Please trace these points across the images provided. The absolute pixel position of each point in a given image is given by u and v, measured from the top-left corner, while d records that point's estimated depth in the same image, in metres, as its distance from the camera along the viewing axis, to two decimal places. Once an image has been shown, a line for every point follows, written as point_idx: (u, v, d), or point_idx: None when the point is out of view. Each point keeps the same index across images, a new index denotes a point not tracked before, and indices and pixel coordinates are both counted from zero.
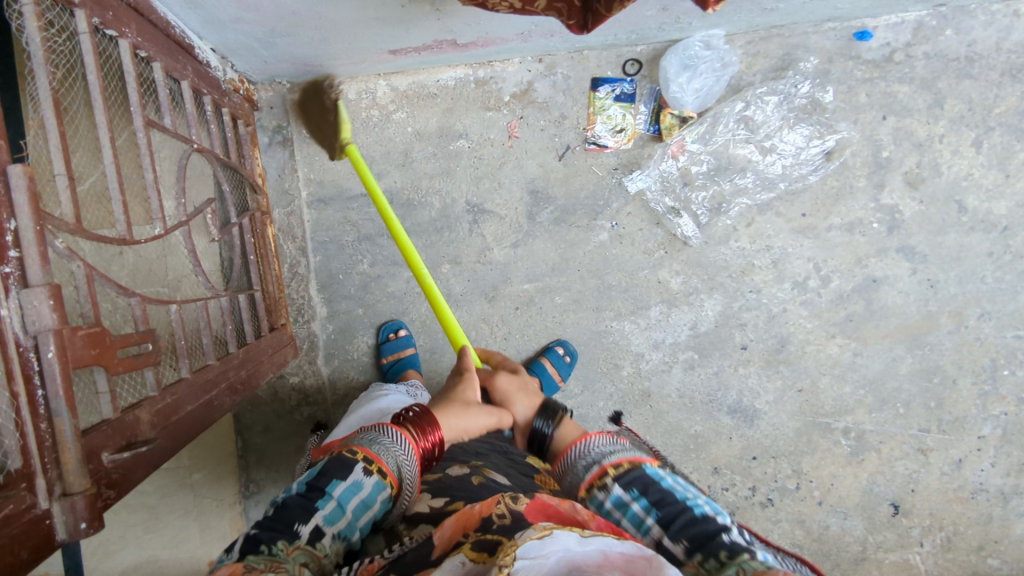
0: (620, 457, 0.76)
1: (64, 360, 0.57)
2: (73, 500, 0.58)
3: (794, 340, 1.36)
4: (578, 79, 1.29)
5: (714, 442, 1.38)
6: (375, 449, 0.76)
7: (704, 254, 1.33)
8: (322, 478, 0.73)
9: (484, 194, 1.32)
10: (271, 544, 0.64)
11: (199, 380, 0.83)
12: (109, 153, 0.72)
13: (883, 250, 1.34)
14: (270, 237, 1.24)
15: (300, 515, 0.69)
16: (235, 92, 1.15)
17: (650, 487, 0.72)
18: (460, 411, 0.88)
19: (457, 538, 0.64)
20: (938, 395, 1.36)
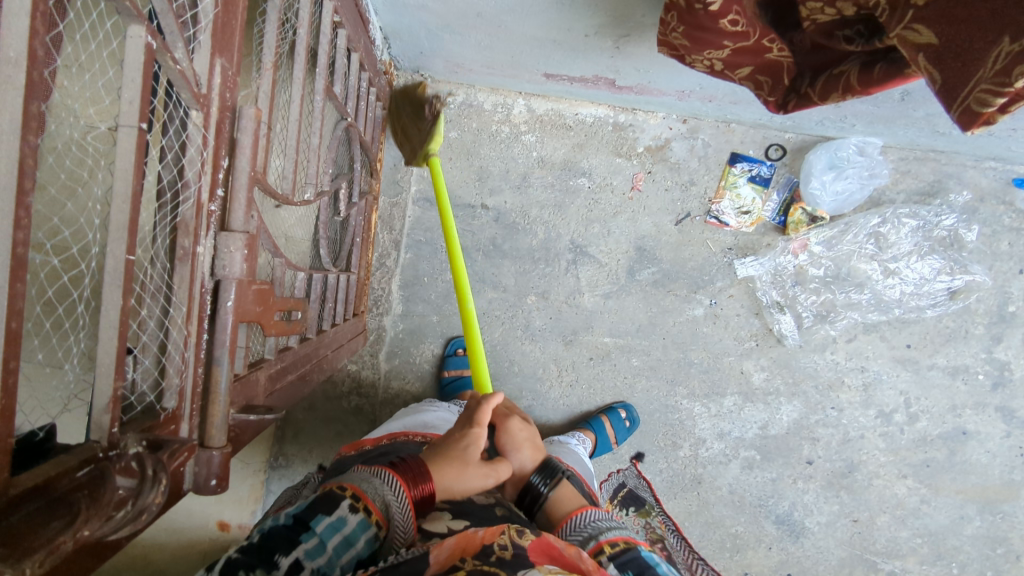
0: (617, 535, 0.66)
1: (236, 312, 0.51)
2: (207, 454, 0.50)
3: (863, 469, 1.29)
4: (717, 150, 1.27)
5: (752, 547, 1.31)
6: (357, 482, 0.61)
7: (795, 356, 1.28)
8: (308, 508, 0.57)
9: (591, 237, 1.29)
10: (244, 571, 0.49)
11: (303, 353, 0.77)
12: (297, 111, 0.68)
13: (981, 404, 1.27)
14: (371, 227, 1.21)
15: (281, 545, 0.53)
16: (384, 75, 1.15)
17: (647, 571, 0.59)
18: (455, 468, 0.69)
19: (453, 561, 0.52)
20: (997, 565, 1.29)
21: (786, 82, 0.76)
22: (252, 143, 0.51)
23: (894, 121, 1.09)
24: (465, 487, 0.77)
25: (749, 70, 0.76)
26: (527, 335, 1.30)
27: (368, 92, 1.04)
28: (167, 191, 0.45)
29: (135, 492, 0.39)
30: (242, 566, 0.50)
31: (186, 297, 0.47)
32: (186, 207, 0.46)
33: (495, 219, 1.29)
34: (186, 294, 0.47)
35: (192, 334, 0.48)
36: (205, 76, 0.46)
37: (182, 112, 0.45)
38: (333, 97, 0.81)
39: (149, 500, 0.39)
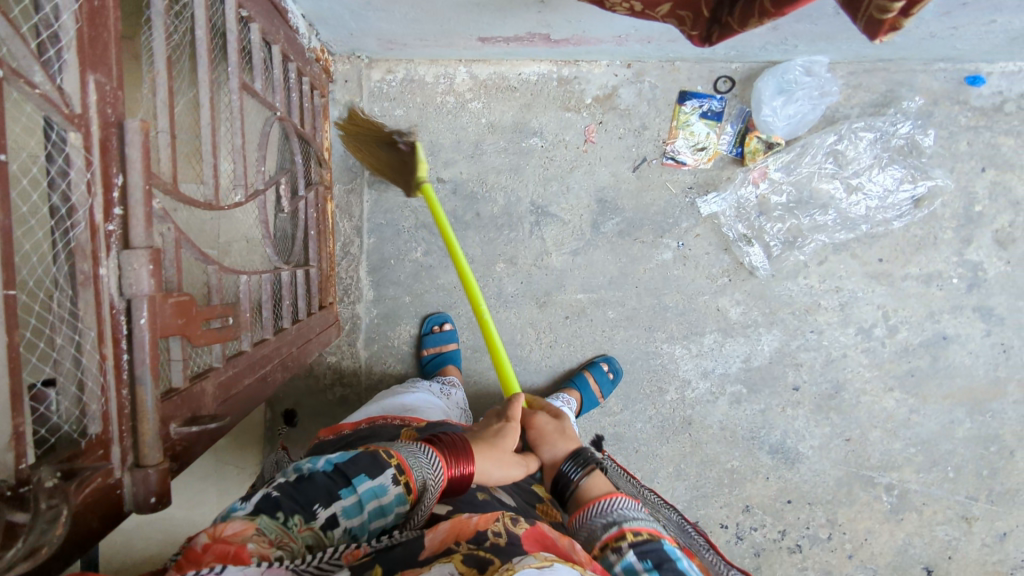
0: (642, 526, 0.70)
1: (153, 328, 0.53)
2: (146, 473, 0.53)
3: (849, 388, 1.30)
4: (666, 90, 1.25)
5: (750, 480, 1.33)
6: (407, 457, 0.66)
7: (769, 287, 1.28)
8: (353, 466, 0.62)
9: (551, 196, 1.28)
10: (288, 514, 0.56)
11: (259, 355, 0.78)
12: (209, 114, 0.67)
13: (959, 307, 1.28)
14: (328, 217, 1.21)
15: (322, 496, 0.59)
16: (317, 62, 1.13)
17: (665, 561, 0.64)
18: (495, 456, 0.76)
19: (447, 544, 0.57)
20: (992, 463, 1.30)
21: (706, 14, 0.75)
22: (142, 156, 0.51)
23: (835, 37, 1.07)
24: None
25: (667, 6, 0.74)
26: (501, 303, 1.30)
27: (299, 83, 1.03)
28: (62, 217, 0.46)
29: (31, 528, 0.43)
30: (288, 507, 0.57)
31: (94, 320, 0.48)
32: (78, 231, 0.47)
33: (453, 191, 1.28)
34: (93, 317, 0.48)
35: (107, 357, 0.50)
36: (78, 95, 0.46)
37: (56, 135, 0.45)
38: (254, 93, 0.79)
39: (48, 536, 0.43)
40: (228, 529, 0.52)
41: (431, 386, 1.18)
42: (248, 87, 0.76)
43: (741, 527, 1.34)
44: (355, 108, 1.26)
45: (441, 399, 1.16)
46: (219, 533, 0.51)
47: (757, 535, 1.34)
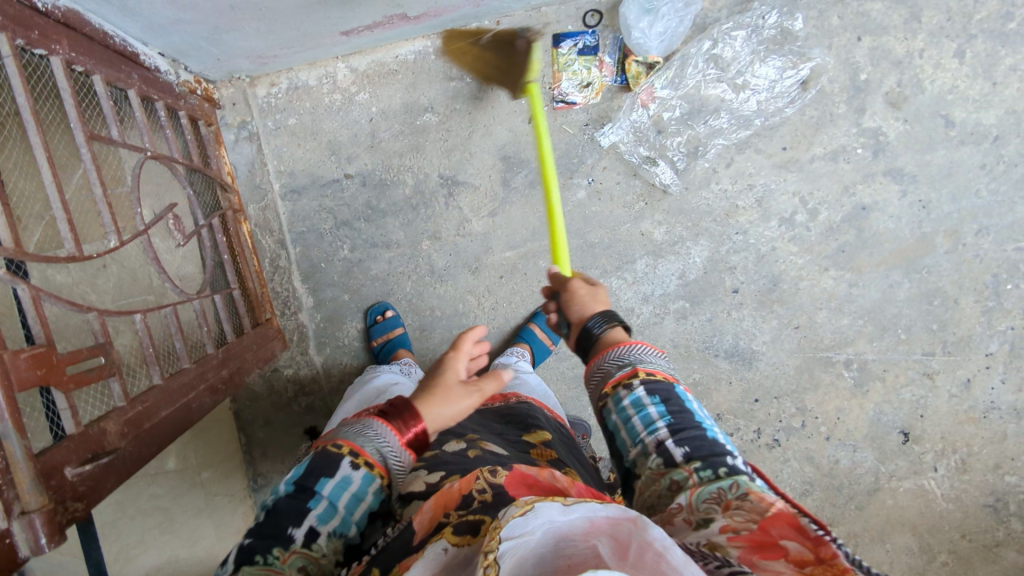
0: (655, 369, 0.77)
1: (6, 383, 0.59)
2: (32, 517, 0.60)
3: (786, 278, 1.33)
4: (539, 38, 1.27)
5: (715, 389, 1.38)
6: (360, 443, 0.68)
7: (685, 201, 1.31)
8: (310, 476, 0.66)
9: (457, 166, 1.30)
10: (266, 553, 0.61)
11: (172, 386, 0.89)
12: (52, 179, 0.70)
13: (870, 175, 1.31)
14: (245, 236, 1.25)
15: (291, 519, 0.63)
16: (192, 94, 1.15)
17: (672, 400, 0.73)
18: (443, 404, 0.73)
19: (438, 519, 0.60)
20: (940, 316, 1.33)
21: None
22: None
23: None
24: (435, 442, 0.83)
25: None
26: (436, 278, 1.34)
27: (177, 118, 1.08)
28: None
29: None
30: (262, 547, 0.61)
31: None
32: None
33: (362, 184, 1.31)
34: None
35: None
36: None
37: None
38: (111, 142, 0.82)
39: None
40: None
41: (392, 367, 1.22)
42: (99, 137, 0.80)
43: None
44: (249, 128, 1.30)
45: (406, 376, 1.19)
46: None
47: (735, 439, 1.39)
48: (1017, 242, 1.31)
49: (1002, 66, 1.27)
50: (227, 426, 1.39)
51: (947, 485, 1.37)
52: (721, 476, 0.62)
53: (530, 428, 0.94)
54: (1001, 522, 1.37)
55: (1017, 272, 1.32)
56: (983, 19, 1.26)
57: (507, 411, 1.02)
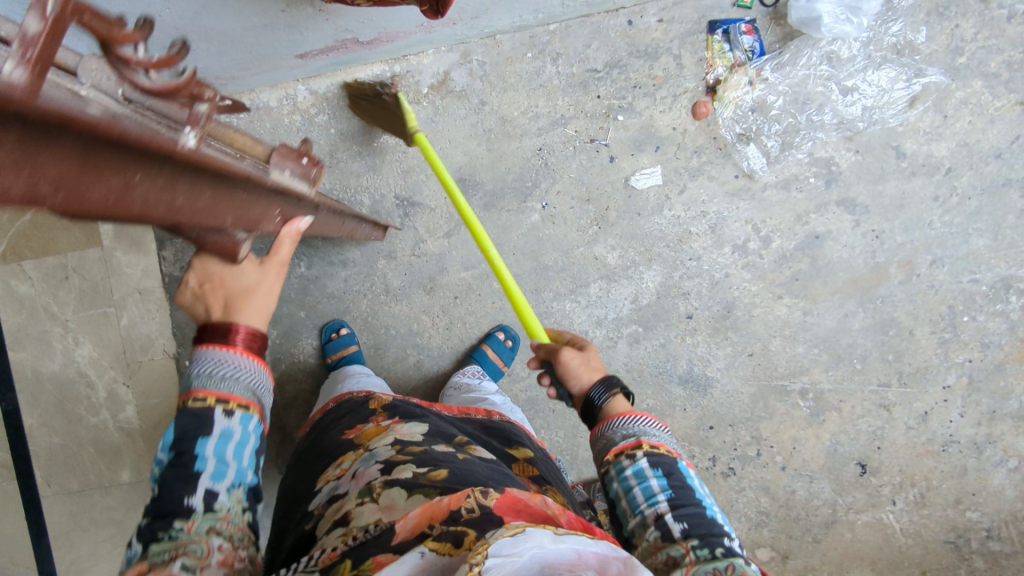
0: (658, 441, 0.73)
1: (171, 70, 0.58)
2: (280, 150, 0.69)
3: (740, 305, 1.33)
4: (494, 64, 1.30)
5: (669, 415, 1.36)
6: (231, 386, 0.68)
7: (639, 226, 1.33)
8: (186, 439, 0.66)
9: (413, 187, 1.33)
10: (167, 528, 0.61)
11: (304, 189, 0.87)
12: None
13: (824, 205, 1.31)
14: None
15: (182, 487, 0.64)
16: None
17: (675, 474, 0.69)
18: (258, 293, 0.72)
19: (422, 529, 0.58)
20: (895, 347, 1.32)
21: None
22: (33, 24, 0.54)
23: None
24: (424, 438, 0.83)
25: None
26: (391, 298, 1.35)
27: None
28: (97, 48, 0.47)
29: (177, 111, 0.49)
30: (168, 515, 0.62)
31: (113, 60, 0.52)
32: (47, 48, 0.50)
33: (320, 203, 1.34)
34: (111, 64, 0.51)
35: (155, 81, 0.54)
36: None
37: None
38: None
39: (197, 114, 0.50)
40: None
41: (366, 372, 1.21)
42: None
43: None
44: None
45: (377, 376, 1.21)
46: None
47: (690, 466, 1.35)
48: (972, 274, 1.31)
49: (954, 99, 1.28)
50: None
51: (906, 519, 1.33)
52: (717, 555, 0.60)
53: (513, 443, 0.97)
54: (961, 558, 1.34)
55: (973, 304, 1.31)
56: (933, 53, 1.27)
57: (489, 426, 1.02)
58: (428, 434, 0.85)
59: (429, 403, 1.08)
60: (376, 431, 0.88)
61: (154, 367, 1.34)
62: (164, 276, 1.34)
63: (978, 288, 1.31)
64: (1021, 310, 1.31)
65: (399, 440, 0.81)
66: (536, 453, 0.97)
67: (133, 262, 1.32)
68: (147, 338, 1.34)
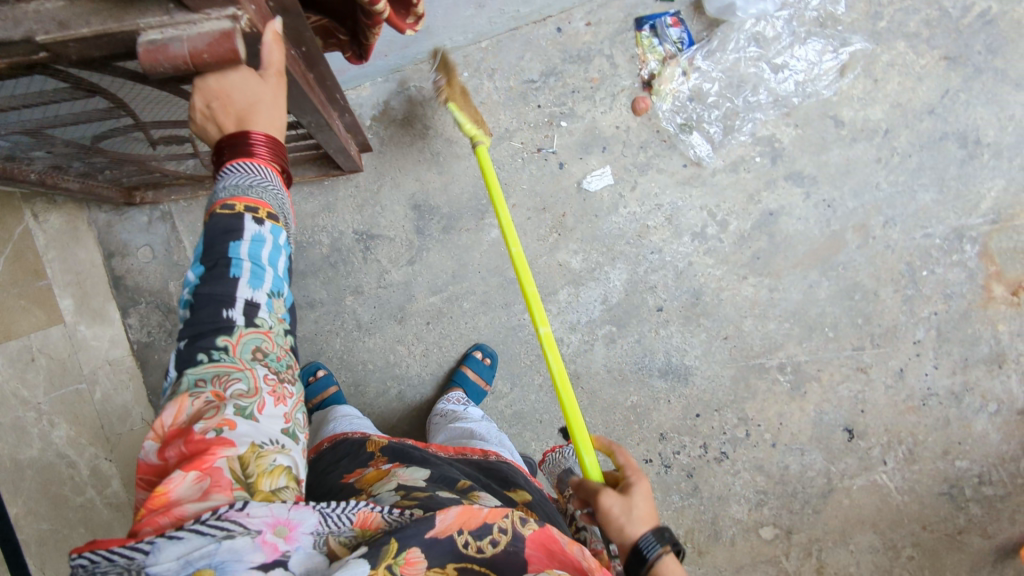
0: None
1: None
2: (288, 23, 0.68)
3: (707, 290, 1.34)
4: (432, 89, 1.34)
5: (655, 409, 1.34)
6: (259, 194, 0.60)
7: (597, 227, 1.34)
8: (212, 252, 0.58)
9: (369, 220, 1.34)
10: (210, 350, 0.56)
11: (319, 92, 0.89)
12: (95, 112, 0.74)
13: (772, 182, 1.34)
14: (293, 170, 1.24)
15: (217, 307, 0.57)
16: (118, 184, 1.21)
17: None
18: (271, 97, 0.62)
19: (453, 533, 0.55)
20: (862, 310, 1.35)
21: (343, 37, 0.76)
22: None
23: None
24: (428, 484, 0.77)
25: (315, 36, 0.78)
26: (363, 332, 1.34)
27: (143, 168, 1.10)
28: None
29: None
30: (206, 339, 0.57)
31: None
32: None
33: None
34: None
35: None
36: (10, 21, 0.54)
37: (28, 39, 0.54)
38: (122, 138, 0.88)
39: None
40: (166, 420, 0.54)
41: (349, 415, 1.16)
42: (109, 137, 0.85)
43: (665, 456, 1.34)
44: (161, 208, 1.33)
45: (362, 420, 1.16)
46: (166, 430, 0.54)
47: (682, 457, 1.34)
48: (924, 229, 1.34)
49: (879, 64, 1.33)
50: None
51: (899, 477, 1.35)
52: None
53: (512, 487, 0.90)
54: (958, 508, 1.35)
55: (929, 258, 1.34)
56: (850, 24, 1.33)
57: (486, 468, 0.96)
58: (432, 481, 0.79)
59: (424, 444, 1.03)
60: (375, 477, 0.83)
61: (135, 435, 1.31)
62: (132, 344, 1.32)
63: (931, 243, 1.34)
64: (976, 258, 1.34)
65: (402, 486, 0.76)
66: (536, 496, 0.92)
67: (100, 332, 1.32)
68: (123, 408, 1.31)
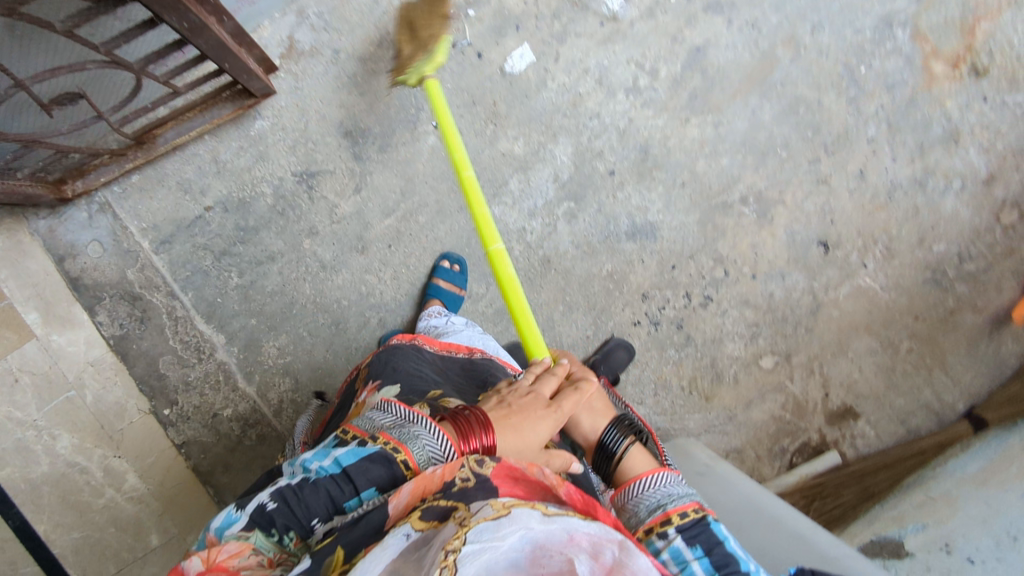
0: (687, 505, 0.68)
1: None
2: None
3: (654, 143, 1.33)
4: (332, 12, 1.30)
5: (631, 272, 1.35)
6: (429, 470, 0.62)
7: (530, 107, 1.32)
8: (361, 476, 0.59)
9: (306, 160, 1.32)
10: (286, 531, 0.55)
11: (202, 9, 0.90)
12: None
13: (692, 18, 1.32)
14: (216, 116, 1.25)
15: (323, 511, 0.57)
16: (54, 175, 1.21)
17: (716, 548, 0.63)
18: None
19: (413, 506, 0.55)
20: (810, 123, 1.33)
21: None
22: None
23: None
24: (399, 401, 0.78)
25: None
26: (329, 271, 1.34)
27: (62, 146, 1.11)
28: None
29: None
30: (285, 523, 0.56)
31: None
32: None
33: (224, 211, 1.32)
34: None
35: None
36: None
37: None
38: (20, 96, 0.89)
39: None
40: (223, 553, 0.52)
41: None
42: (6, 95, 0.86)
43: (651, 314, 1.36)
44: (97, 200, 1.31)
45: None
46: (213, 560, 0.51)
47: (669, 311, 1.36)
48: (851, 27, 1.33)
49: None
50: (190, 483, 1.32)
51: (882, 276, 1.36)
52: None
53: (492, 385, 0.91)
54: (946, 291, 1.36)
55: (864, 53, 1.33)
56: None
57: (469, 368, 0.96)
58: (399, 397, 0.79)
59: (412, 340, 1.01)
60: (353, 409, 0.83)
61: (135, 427, 1.31)
62: (107, 340, 1.32)
63: (862, 38, 1.33)
64: (909, 41, 1.33)
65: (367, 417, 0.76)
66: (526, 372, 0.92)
67: (74, 337, 1.30)
68: (117, 405, 1.31)
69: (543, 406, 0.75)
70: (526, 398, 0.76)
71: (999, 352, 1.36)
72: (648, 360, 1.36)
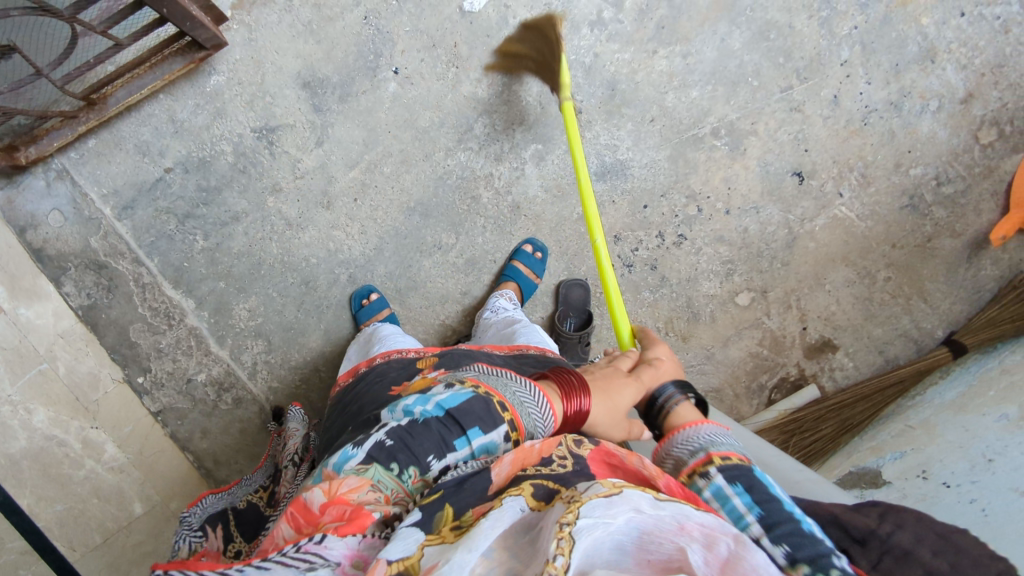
0: (731, 451, 0.65)
1: None
2: None
3: (621, 79, 1.28)
4: None
5: (602, 214, 1.33)
6: (528, 417, 0.66)
7: (492, 46, 1.27)
8: (469, 415, 0.61)
9: (264, 114, 1.27)
10: (403, 466, 0.57)
11: None
12: None
13: None
14: (166, 74, 1.18)
15: (435, 448, 0.59)
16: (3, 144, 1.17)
17: (757, 487, 0.59)
18: None
19: (516, 476, 0.59)
20: (781, 49, 1.28)
21: None
22: None
23: None
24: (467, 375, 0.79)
25: None
26: (295, 229, 1.31)
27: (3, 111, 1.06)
28: None
29: None
30: (400, 457, 0.57)
31: None
32: None
33: (185, 171, 1.28)
34: None
35: None
36: None
37: None
38: None
39: None
40: (344, 486, 0.54)
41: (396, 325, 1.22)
42: None
43: (624, 256, 1.34)
44: (54, 167, 1.26)
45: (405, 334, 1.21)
46: (335, 492, 0.53)
47: (642, 251, 1.34)
48: None
49: None
50: (169, 449, 1.35)
51: (858, 205, 1.34)
52: None
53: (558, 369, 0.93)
54: (923, 217, 1.34)
55: None
56: None
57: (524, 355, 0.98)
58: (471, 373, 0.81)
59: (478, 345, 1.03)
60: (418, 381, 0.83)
61: (111, 397, 1.31)
62: (76, 311, 1.30)
63: None
64: None
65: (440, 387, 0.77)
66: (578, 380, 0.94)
67: (42, 310, 1.27)
68: (91, 375, 1.30)
69: (622, 374, 0.83)
70: (608, 370, 0.84)
71: (977, 277, 1.35)
72: (622, 303, 1.35)
